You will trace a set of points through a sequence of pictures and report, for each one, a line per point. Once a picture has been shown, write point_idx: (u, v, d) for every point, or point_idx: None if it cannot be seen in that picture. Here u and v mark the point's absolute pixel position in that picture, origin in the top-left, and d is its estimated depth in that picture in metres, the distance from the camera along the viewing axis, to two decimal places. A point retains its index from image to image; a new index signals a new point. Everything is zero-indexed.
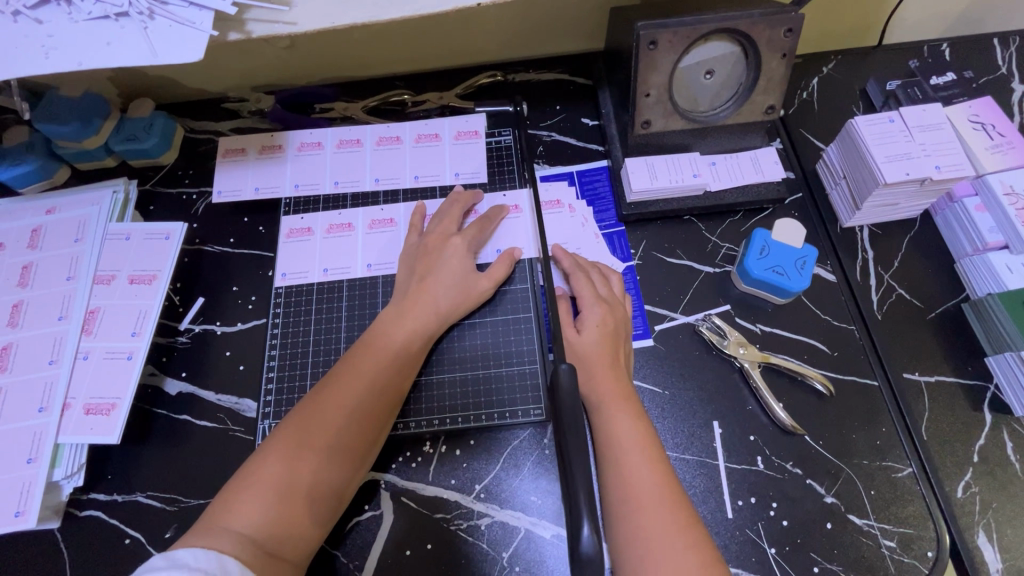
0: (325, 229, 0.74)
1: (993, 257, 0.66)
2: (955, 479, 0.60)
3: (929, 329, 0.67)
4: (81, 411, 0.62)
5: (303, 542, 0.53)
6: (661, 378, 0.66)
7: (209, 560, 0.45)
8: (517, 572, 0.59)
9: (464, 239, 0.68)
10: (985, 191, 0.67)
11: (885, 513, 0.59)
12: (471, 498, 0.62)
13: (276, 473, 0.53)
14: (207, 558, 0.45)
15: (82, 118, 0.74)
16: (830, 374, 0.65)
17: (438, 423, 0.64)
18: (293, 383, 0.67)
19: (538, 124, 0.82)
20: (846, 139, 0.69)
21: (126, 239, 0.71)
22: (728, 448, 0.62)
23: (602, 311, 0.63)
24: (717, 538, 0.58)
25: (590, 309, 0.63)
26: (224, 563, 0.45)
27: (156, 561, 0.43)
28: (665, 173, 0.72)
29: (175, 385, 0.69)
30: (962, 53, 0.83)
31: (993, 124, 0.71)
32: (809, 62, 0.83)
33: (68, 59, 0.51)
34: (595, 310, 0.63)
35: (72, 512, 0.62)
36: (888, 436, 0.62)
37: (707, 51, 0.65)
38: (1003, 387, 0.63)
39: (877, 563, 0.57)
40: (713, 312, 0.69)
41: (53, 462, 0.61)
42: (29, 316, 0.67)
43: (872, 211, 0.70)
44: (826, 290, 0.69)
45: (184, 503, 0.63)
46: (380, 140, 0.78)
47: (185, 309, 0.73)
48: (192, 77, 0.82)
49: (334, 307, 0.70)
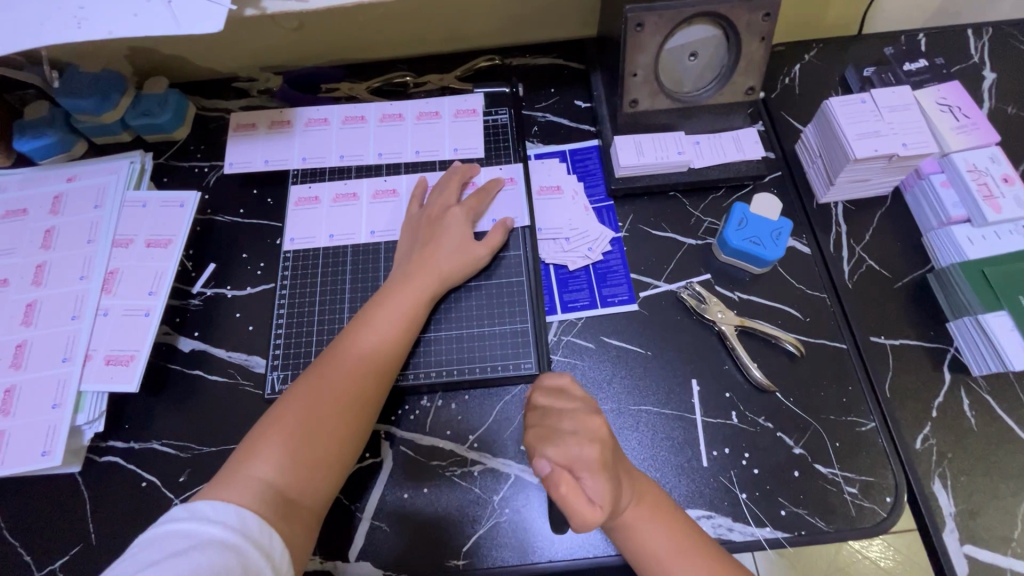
0: (332, 198, 0.78)
1: (956, 230, 0.70)
2: (914, 432, 0.64)
3: (896, 296, 0.71)
4: (101, 362, 0.67)
5: (320, 490, 0.58)
6: (645, 340, 0.71)
7: (227, 513, 0.51)
8: (507, 513, 0.63)
9: (463, 210, 0.73)
10: (950, 168, 0.72)
11: (849, 463, 0.63)
12: (465, 447, 0.66)
13: (292, 430, 0.59)
14: (225, 511, 0.51)
15: (101, 93, 0.78)
16: (802, 337, 0.69)
17: (436, 378, 0.68)
18: (299, 340, 0.71)
19: (534, 105, 0.86)
20: (821, 119, 0.74)
21: (143, 206, 0.75)
22: (705, 403, 0.67)
23: (587, 432, 0.56)
24: (693, 485, 0.63)
25: (569, 442, 0.55)
26: (244, 517, 0.52)
27: (179, 512, 0.51)
28: (651, 150, 0.76)
29: (188, 343, 0.73)
30: (937, 42, 0.87)
31: (960, 107, 0.76)
32: (792, 49, 0.88)
33: (97, 29, 0.55)
34: (576, 432, 0.55)
35: (93, 457, 0.67)
36: (854, 394, 0.66)
37: (690, 34, 0.70)
38: (963, 349, 0.67)
39: (840, 507, 0.61)
40: (694, 281, 0.73)
41: (76, 408, 0.65)
42: (52, 275, 0.71)
43: (845, 186, 0.74)
44: (800, 261, 0.73)
45: (196, 450, 0.67)
46: (382, 117, 0.82)
47: (197, 274, 0.77)
48: (205, 55, 0.87)
49: (338, 271, 0.75)
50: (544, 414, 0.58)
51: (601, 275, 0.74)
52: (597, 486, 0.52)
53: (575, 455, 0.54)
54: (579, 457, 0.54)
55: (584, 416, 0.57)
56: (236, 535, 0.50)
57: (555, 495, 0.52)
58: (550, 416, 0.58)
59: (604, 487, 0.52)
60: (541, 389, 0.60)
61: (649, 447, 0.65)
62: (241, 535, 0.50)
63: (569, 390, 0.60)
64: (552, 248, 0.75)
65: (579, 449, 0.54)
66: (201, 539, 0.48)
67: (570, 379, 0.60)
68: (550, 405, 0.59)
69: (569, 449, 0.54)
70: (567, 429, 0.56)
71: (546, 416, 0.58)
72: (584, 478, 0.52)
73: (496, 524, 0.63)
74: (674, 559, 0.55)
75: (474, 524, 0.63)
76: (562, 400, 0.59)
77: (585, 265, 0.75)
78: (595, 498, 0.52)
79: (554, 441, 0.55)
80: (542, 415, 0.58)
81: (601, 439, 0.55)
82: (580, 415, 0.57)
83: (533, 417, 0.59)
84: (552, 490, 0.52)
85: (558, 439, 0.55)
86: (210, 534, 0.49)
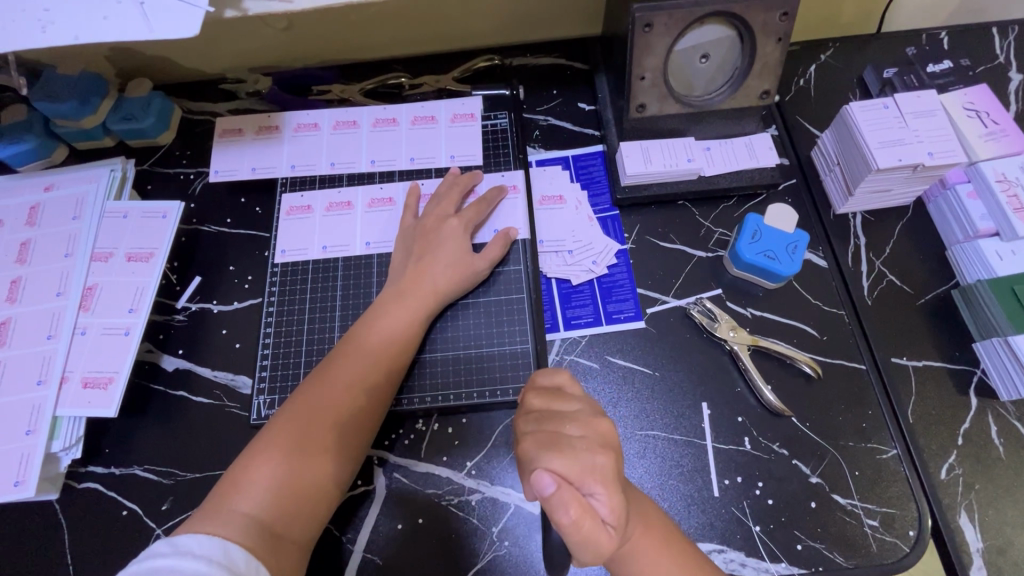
0: (327, 206, 0.74)
1: (983, 244, 0.66)
2: (939, 461, 0.61)
3: (918, 314, 0.67)
4: (79, 384, 0.63)
5: (310, 522, 0.55)
6: (652, 360, 0.67)
7: (213, 547, 0.48)
8: (506, 546, 0.60)
9: (461, 220, 0.69)
10: (977, 177, 0.68)
11: (869, 494, 0.60)
12: (462, 474, 0.63)
13: (281, 458, 0.55)
14: (210, 544, 0.48)
15: (80, 97, 0.75)
16: (819, 357, 0.66)
17: (431, 401, 0.65)
18: (288, 360, 0.67)
19: (535, 109, 0.82)
20: (840, 125, 0.70)
21: (123, 217, 0.72)
22: (716, 428, 0.63)
23: (597, 437, 0.48)
24: (703, 516, 0.59)
25: (579, 451, 0.46)
26: (230, 551, 0.48)
27: (162, 547, 0.47)
28: (659, 157, 0.72)
29: (172, 362, 0.69)
30: (961, 41, 0.83)
31: (987, 112, 0.71)
32: (807, 49, 0.83)
33: (65, 33, 0.51)
34: (585, 437, 0.47)
35: (71, 484, 0.64)
36: (874, 419, 0.63)
37: (701, 35, 0.65)
38: (990, 372, 0.63)
39: (860, 542, 0.58)
40: (705, 296, 0.69)
41: (52, 434, 0.62)
42: (28, 292, 0.68)
43: (864, 197, 0.70)
44: (817, 275, 0.70)
45: (180, 477, 0.64)
46: (376, 122, 0.78)
47: (182, 288, 0.73)
48: (190, 56, 0.83)
49: (329, 286, 0.71)
50: (542, 418, 0.49)
51: (606, 290, 0.70)
52: (610, 502, 0.44)
53: (586, 464, 0.45)
54: (591, 467, 0.45)
55: (591, 419, 0.49)
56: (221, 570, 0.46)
57: (562, 522, 0.42)
58: (552, 419, 0.49)
59: (617, 503, 0.44)
60: (535, 389, 0.52)
61: (657, 476, 0.61)
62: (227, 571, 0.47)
63: (566, 388, 0.52)
64: (554, 262, 0.71)
65: (591, 458, 0.46)
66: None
67: (567, 376, 0.52)
68: (548, 408, 0.50)
69: (579, 459, 0.45)
70: (573, 435, 0.47)
71: (546, 419, 0.49)
72: (596, 494, 0.44)
73: (495, 557, 0.59)
74: None
75: (471, 557, 0.60)
76: (563, 401, 0.50)
77: (589, 279, 0.71)
78: (607, 516, 0.44)
79: (560, 450, 0.46)
80: (541, 419, 0.49)
81: (612, 447, 0.47)
82: (586, 418, 0.49)
83: (527, 421, 0.50)
84: (561, 513, 0.42)
85: (564, 447, 0.46)
86: (194, 570, 0.45)
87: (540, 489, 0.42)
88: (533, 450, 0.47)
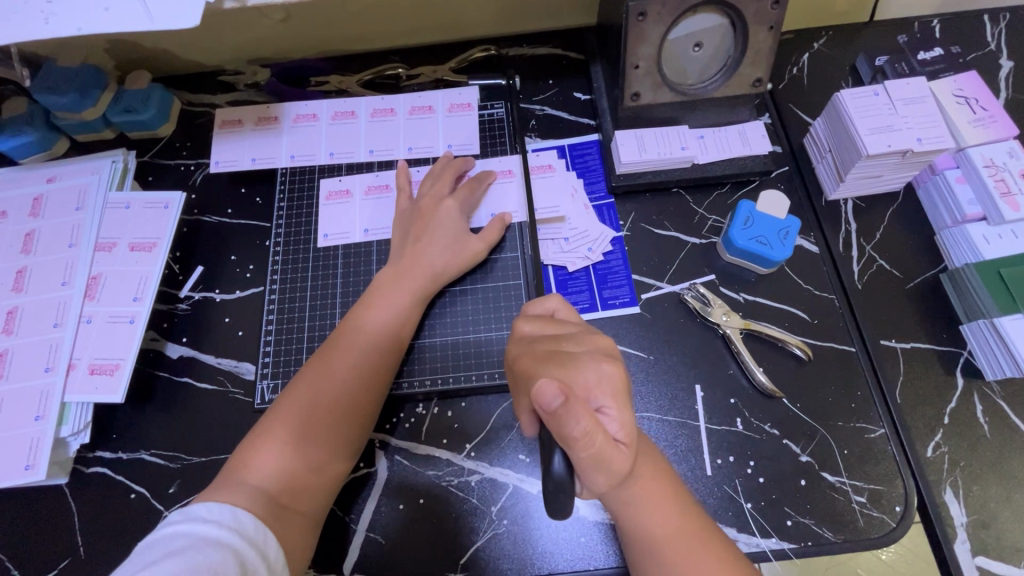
0: (328, 193, 0.76)
1: (971, 228, 0.68)
2: (925, 439, 0.62)
3: (907, 297, 0.69)
4: (86, 371, 0.64)
5: (317, 496, 0.57)
6: (646, 343, 0.68)
7: (223, 513, 0.50)
8: (505, 524, 0.62)
9: (457, 202, 0.70)
10: (966, 163, 0.69)
11: (857, 471, 0.61)
12: (461, 456, 0.65)
13: (287, 435, 0.57)
14: (221, 510, 0.50)
15: (80, 90, 0.75)
16: (810, 341, 0.67)
17: (433, 384, 0.66)
18: (290, 347, 0.69)
19: (531, 98, 0.83)
20: (832, 112, 0.71)
21: (126, 207, 0.73)
22: (709, 410, 0.65)
23: (596, 351, 0.49)
24: (697, 494, 0.61)
25: (582, 365, 0.47)
26: (239, 515, 0.50)
27: (175, 515, 0.49)
28: (653, 146, 0.73)
29: (176, 349, 0.71)
30: (952, 29, 0.84)
31: (976, 99, 0.72)
32: (800, 38, 0.84)
33: (67, 24, 0.52)
34: (585, 351, 0.49)
35: (80, 468, 0.65)
36: (863, 400, 0.64)
37: (694, 24, 0.66)
38: (977, 353, 0.65)
39: (848, 517, 0.60)
40: (698, 282, 0.71)
41: (60, 420, 0.63)
42: (33, 281, 0.69)
43: (855, 182, 0.71)
44: (808, 260, 0.71)
45: (186, 461, 0.65)
46: (373, 112, 0.79)
47: (184, 278, 0.74)
48: (189, 48, 0.83)
49: (330, 274, 0.72)
50: (539, 343, 0.51)
51: (602, 277, 0.72)
52: (619, 419, 0.45)
53: (593, 377, 0.46)
54: (599, 379, 0.46)
55: (588, 336, 0.51)
56: (232, 533, 0.48)
57: (574, 432, 0.41)
58: (549, 340, 0.51)
59: (626, 417, 0.45)
60: (528, 318, 0.54)
61: None
62: (237, 534, 0.49)
63: (559, 314, 0.55)
64: (552, 249, 0.73)
65: (596, 369, 0.47)
66: (195, 537, 0.47)
67: (559, 302, 0.56)
68: (542, 333, 0.52)
69: (582, 373, 0.46)
70: (572, 351, 0.49)
71: (542, 341, 0.51)
72: (607, 411, 0.45)
73: (494, 535, 0.61)
74: (678, 544, 0.49)
75: (471, 535, 0.61)
76: (556, 326, 0.53)
77: (585, 266, 0.72)
78: (618, 434, 0.45)
79: (561, 364, 0.48)
80: (541, 344, 0.51)
81: (614, 358, 0.49)
82: (583, 336, 0.51)
83: (523, 348, 0.52)
84: (573, 426, 0.40)
85: (565, 362, 0.48)
86: (205, 533, 0.47)
87: (547, 404, 0.40)
88: (536, 371, 0.48)
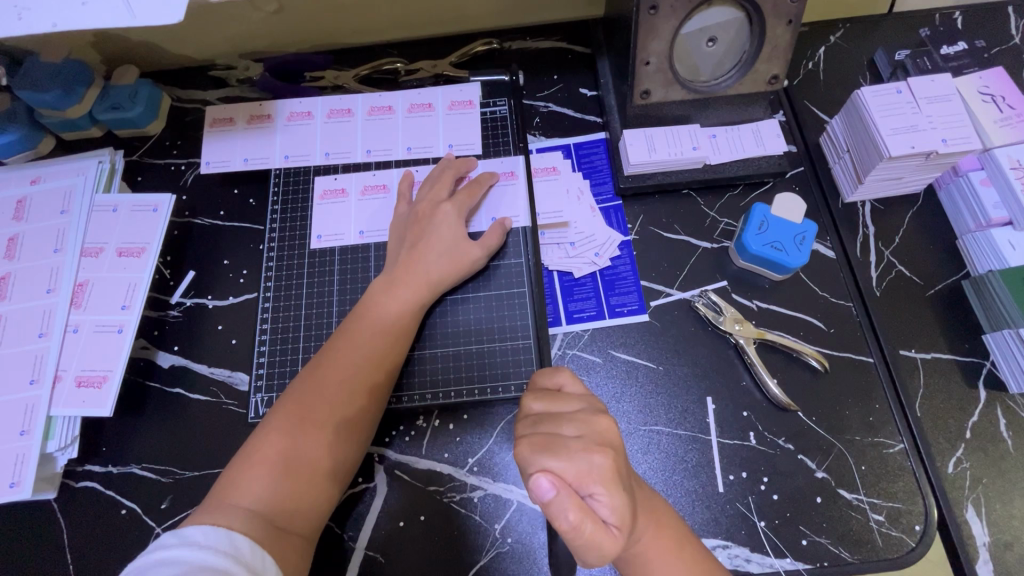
0: (326, 193, 0.73)
1: (995, 233, 0.65)
2: (946, 455, 0.60)
3: (928, 305, 0.66)
4: (72, 383, 0.62)
5: (313, 515, 0.55)
6: (655, 353, 0.66)
7: (219, 538, 0.47)
8: (509, 543, 0.59)
9: (454, 205, 0.67)
10: (991, 165, 0.66)
11: (875, 488, 0.59)
12: (464, 471, 0.62)
13: (279, 453, 0.54)
14: (216, 535, 0.47)
15: (64, 86, 0.72)
16: (826, 350, 0.64)
17: (431, 398, 0.64)
18: (285, 357, 0.66)
19: (535, 95, 0.79)
20: (851, 110, 0.67)
21: (113, 211, 0.70)
22: (722, 424, 0.62)
23: (593, 437, 0.46)
24: (708, 512, 0.59)
25: (573, 452, 0.44)
26: (236, 540, 0.48)
27: (168, 539, 0.47)
28: (663, 146, 0.70)
29: (167, 358, 0.68)
30: (975, 22, 0.80)
31: (1003, 96, 0.69)
32: (816, 31, 0.81)
33: (41, 19, 0.49)
34: (580, 437, 0.46)
35: (68, 483, 0.63)
36: (881, 413, 0.62)
37: (708, 18, 0.63)
38: (999, 364, 0.62)
39: (864, 536, 0.58)
40: (709, 288, 0.68)
41: (47, 434, 0.61)
42: (18, 288, 0.66)
43: (875, 185, 0.68)
44: (825, 266, 0.68)
45: (178, 475, 0.63)
46: (370, 110, 0.76)
47: (175, 283, 0.72)
48: (178, 42, 0.80)
49: (326, 280, 0.69)
50: (539, 421, 0.48)
51: (609, 283, 0.69)
52: (611, 503, 0.43)
53: (583, 465, 0.44)
54: (589, 467, 0.44)
55: (589, 419, 0.48)
56: (227, 559, 0.46)
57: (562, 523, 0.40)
58: (548, 421, 0.48)
59: (619, 502, 0.43)
60: (535, 392, 0.51)
61: (662, 471, 0.61)
62: (234, 559, 0.46)
63: (567, 388, 0.51)
64: (557, 254, 0.70)
65: (587, 458, 0.44)
66: (190, 565, 0.44)
67: (569, 377, 0.52)
68: (546, 412, 0.49)
69: (573, 462, 0.44)
70: (569, 436, 0.46)
71: (543, 423, 0.48)
72: (596, 495, 0.43)
73: (498, 555, 0.59)
74: None
75: (474, 554, 0.59)
76: (559, 404, 0.49)
77: (591, 272, 0.69)
78: (608, 518, 0.42)
79: (555, 451, 0.45)
80: (536, 422, 0.48)
81: (610, 444, 0.46)
82: (582, 419, 0.48)
83: (526, 427, 0.49)
84: (561, 518, 0.40)
85: (560, 448, 0.45)
86: (199, 560, 0.45)
87: (540, 494, 0.41)
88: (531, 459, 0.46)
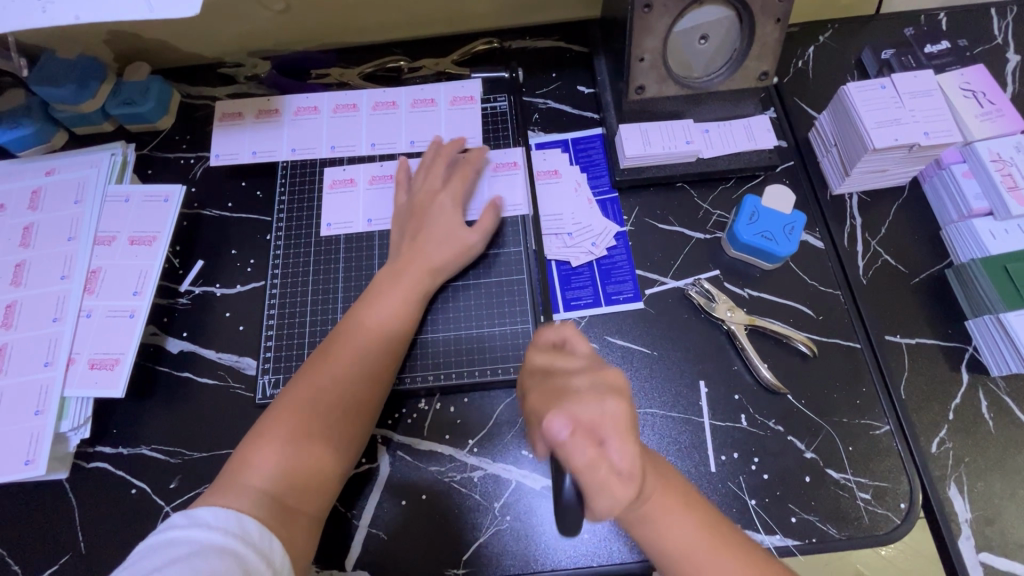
0: (337, 182, 0.75)
1: (977, 223, 0.67)
2: (930, 435, 0.62)
3: (913, 293, 0.68)
4: (86, 366, 0.64)
5: (320, 496, 0.56)
6: (649, 339, 0.68)
7: (227, 520, 0.49)
8: (508, 521, 0.61)
9: (452, 195, 0.70)
10: (972, 157, 0.68)
11: (862, 467, 0.61)
12: (465, 452, 0.64)
13: (288, 437, 0.56)
14: (224, 518, 0.49)
15: (79, 81, 0.75)
16: (815, 337, 0.67)
17: (433, 380, 0.66)
18: (291, 342, 0.68)
19: (534, 92, 0.82)
20: (837, 105, 0.70)
21: (125, 201, 0.72)
22: (714, 406, 0.64)
23: (604, 384, 0.48)
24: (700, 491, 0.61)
25: (587, 398, 0.47)
26: (244, 522, 0.50)
27: (178, 519, 0.49)
28: (658, 140, 0.72)
29: (176, 344, 0.70)
30: (959, 23, 0.83)
31: (984, 92, 0.72)
32: (806, 31, 0.83)
33: (65, 13, 0.52)
34: (590, 386, 0.48)
35: (80, 464, 0.65)
36: (868, 396, 0.64)
37: (700, 16, 0.66)
38: (982, 348, 0.65)
39: (851, 514, 0.59)
40: (703, 277, 0.70)
41: (60, 415, 0.63)
42: (32, 275, 0.68)
43: (862, 177, 0.71)
44: (813, 256, 0.70)
45: (187, 456, 0.65)
46: (375, 105, 0.78)
47: (185, 272, 0.74)
48: (189, 40, 0.83)
49: (331, 267, 0.72)
50: (547, 376, 0.51)
51: (605, 272, 0.71)
52: (623, 450, 0.44)
53: (596, 412, 0.45)
54: (601, 414, 0.45)
55: (597, 369, 0.49)
56: (235, 540, 0.48)
57: (577, 461, 0.42)
58: (556, 376, 0.50)
59: (630, 449, 0.45)
60: (539, 350, 0.54)
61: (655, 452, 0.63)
62: (240, 540, 0.48)
63: (570, 342, 0.54)
64: (555, 244, 0.72)
65: (599, 404, 0.46)
66: (199, 544, 0.46)
67: (575, 333, 0.54)
68: (554, 367, 0.52)
69: (586, 406, 0.46)
70: (577, 386, 0.48)
71: (551, 377, 0.51)
72: (610, 444, 0.44)
73: (497, 532, 0.61)
74: (699, 551, 0.49)
75: (474, 532, 0.61)
76: (565, 358, 0.52)
77: (588, 261, 0.72)
78: (621, 465, 0.44)
79: (563, 400, 0.47)
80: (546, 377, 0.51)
81: (621, 392, 0.47)
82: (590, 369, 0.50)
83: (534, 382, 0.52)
84: (574, 457, 0.42)
85: (567, 397, 0.47)
86: (210, 539, 0.47)
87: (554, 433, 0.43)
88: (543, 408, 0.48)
